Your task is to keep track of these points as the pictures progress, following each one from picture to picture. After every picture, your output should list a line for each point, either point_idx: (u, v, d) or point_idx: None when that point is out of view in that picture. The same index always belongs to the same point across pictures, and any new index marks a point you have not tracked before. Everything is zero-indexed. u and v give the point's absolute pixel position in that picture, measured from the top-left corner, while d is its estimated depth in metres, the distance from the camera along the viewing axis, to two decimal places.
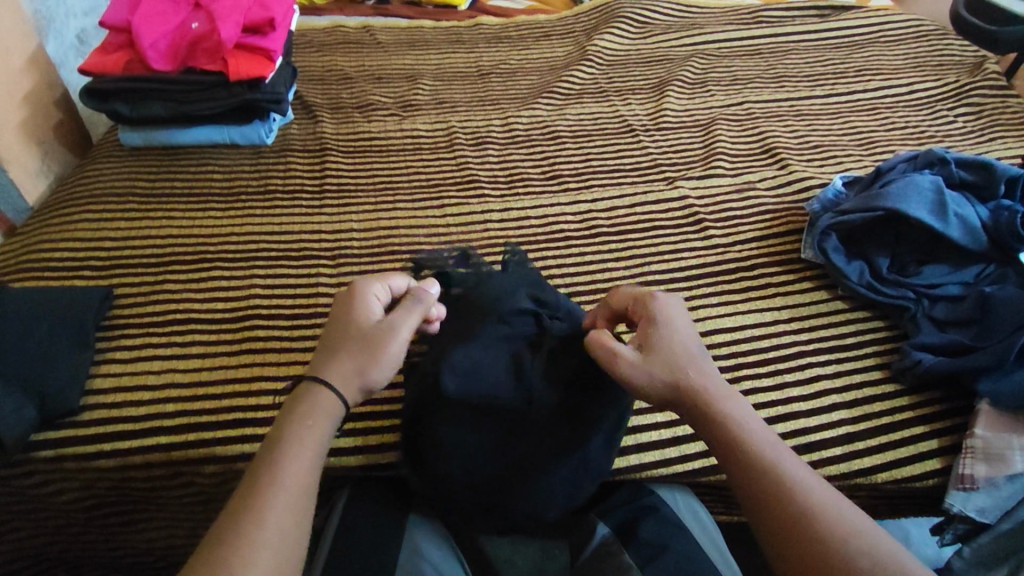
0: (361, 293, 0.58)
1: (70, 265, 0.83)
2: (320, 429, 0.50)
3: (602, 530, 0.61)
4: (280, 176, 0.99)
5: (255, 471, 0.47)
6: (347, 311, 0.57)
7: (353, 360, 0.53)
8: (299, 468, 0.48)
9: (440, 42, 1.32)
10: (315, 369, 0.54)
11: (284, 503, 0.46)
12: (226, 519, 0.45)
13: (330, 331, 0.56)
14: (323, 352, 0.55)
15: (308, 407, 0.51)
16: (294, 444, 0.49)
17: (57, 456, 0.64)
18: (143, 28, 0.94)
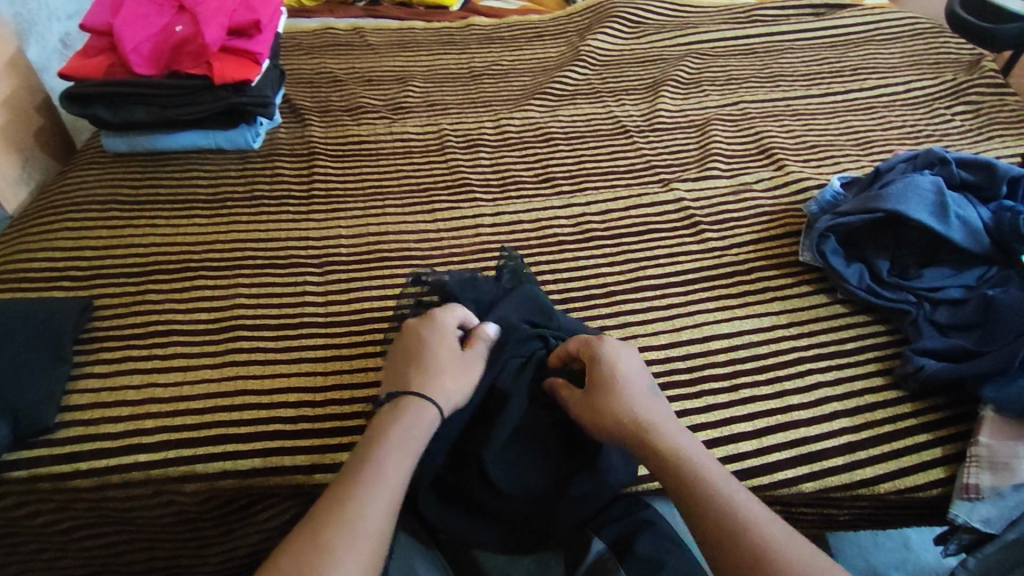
0: (444, 321, 0.63)
1: (50, 276, 0.81)
2: (421, 433, 0.53)
3: (597, 546, 0.59)
4: (267, 181, 0.97)
5: (356, 465, 0.50)
6: (434, 336, 0.61)
7: (454, 381, 0.58)
8: (399, 466, 0.50)
9: (431, 43, 1.30)
10: (417, 385, 0.57)
11: (383, 497, 0.48)
12: (326, 505, 0.47)
13: (419, 352, 0.60)
14: (419, 370, 0.58)
15: (414, 417, 0.54)
16: (392, 443, 0.51)
17: (32, 476, 0.61)
18: (125, 32, 0.92)
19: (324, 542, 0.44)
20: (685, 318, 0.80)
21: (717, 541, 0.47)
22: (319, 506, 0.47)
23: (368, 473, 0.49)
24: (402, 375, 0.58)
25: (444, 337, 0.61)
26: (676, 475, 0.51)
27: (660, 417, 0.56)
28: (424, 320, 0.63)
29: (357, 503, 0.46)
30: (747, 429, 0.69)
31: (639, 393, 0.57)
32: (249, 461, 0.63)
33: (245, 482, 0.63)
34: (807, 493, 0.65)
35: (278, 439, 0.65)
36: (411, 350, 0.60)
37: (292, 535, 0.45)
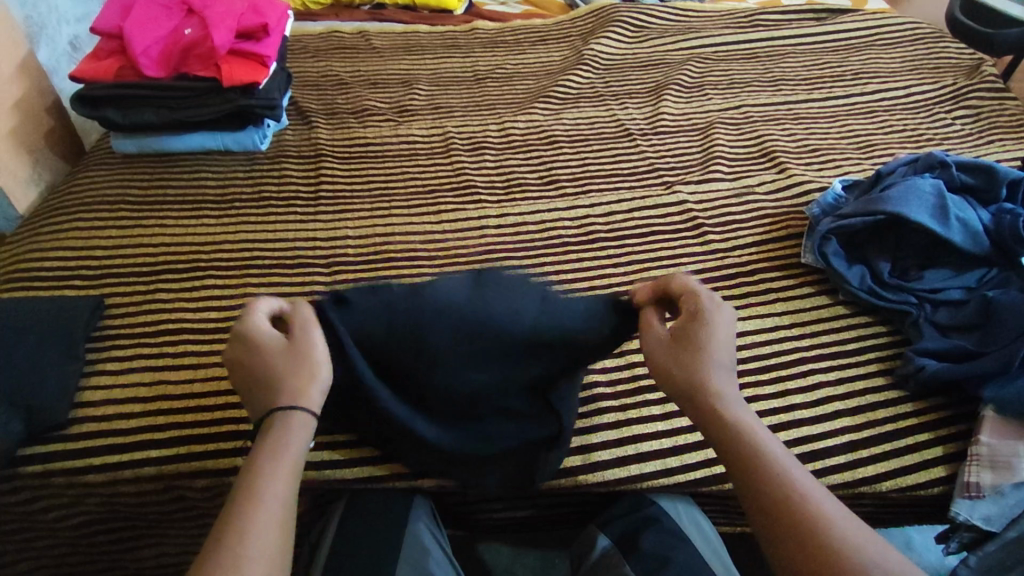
0: (248, 320, 0.54)
1: (61, 275, 0.82)
2: (294, 442, 0.49)
3: (603, 542, 0.62)
4: (275, 182, 0.98)
5: (234, 493, 0.46)
6: (248, 349, 0.53)
7: (293, 376, 0.51)
8: (278, 489, 0.46)
9: (435, 47, 1.31)
10: (264, 407, 0.51)
11: (269, 522, 0.44)
12: (211, 538, 0.43)
13: (247, 370, 0.53)
14: (257, 389, 0.52)
15: (276, 432, 0.49)
16: (269, 466, 0.47)
17: (45, 472, 0.62)
18: (135, 34, 0.93)
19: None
20: None
21: (777, 512, 0.46)
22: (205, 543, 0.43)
23: (249, 499, 0.45)
24: (249, 399, 0.52)
25: (257, 338, 0.53)
26: (745, 448, 0.48)
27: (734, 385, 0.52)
28: (231, 330, 0.55)
29: (239, 534, 0.43)
30: None
31: (723, 354, 0.53)
32: None
33: None
34: None
35: None
36: (240, 371, 0.53)
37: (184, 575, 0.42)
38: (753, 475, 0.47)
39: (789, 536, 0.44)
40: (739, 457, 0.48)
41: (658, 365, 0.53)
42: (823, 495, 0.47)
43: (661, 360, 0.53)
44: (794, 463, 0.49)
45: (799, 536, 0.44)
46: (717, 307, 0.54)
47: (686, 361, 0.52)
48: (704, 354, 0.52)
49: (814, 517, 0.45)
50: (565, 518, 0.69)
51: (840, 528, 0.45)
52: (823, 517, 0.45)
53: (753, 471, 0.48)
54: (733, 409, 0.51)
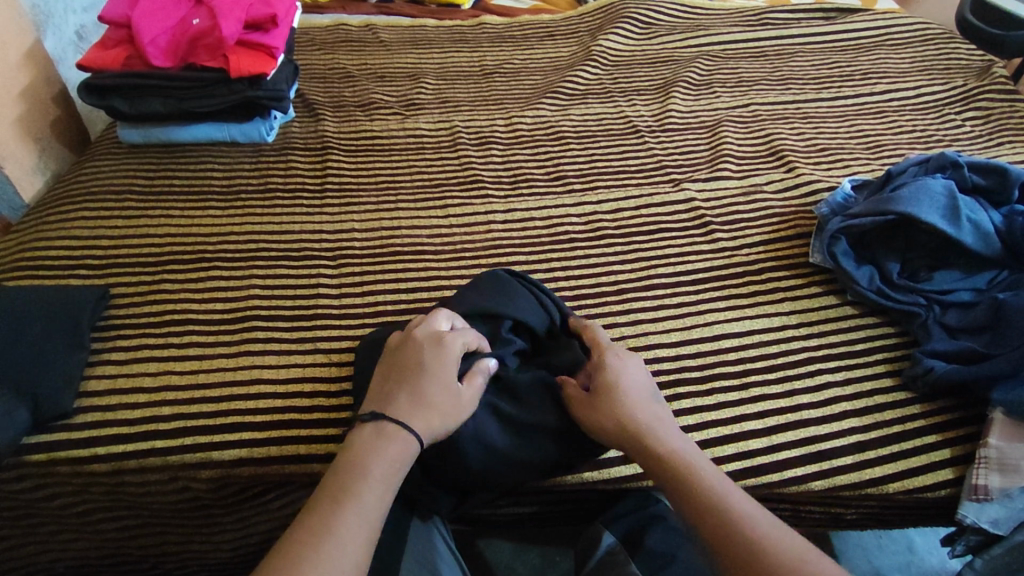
0: (446, 342, 0.59)
1: (67, 264, 0.82)
2: (399, 464, 0.52)
3: (609, 539, 0.61)
4: (281, 175, 0.97)
5: (336, 491, 0.49)
6: (436, 361, 0.57)
7: (440, 414, 0.55)
8: (376, 500, 0.49)
9: (443, 41, 1.31)
10: (399, 410, 0.54)
11: (362, 531, 0.48)
12: (307, 530, 0.47)
13: (412, 372, 0.56)
14: (407, 391, 0.55)
15: (391, 445, 0.52)
16: (373, 475, 0.50)
17: (50, 460, 0.62)
18: (143, 24, 0.93)
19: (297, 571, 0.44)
20: (696, 316, 0.80)
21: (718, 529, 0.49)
22: (301, 531, 0.47)
23: (351, 504, 0.48)
24: (388, 391, 0.56)
25: (443, 361, 0.57)
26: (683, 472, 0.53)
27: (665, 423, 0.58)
28: (426, 336, 0.59)
29: (337, 538, 0.46)
30: (757, 427, 0.69)
31: (640, 397, 0.58)
32: (264, 449, 0.64)
33: (259, 470, 0.63)
34: (816, 491, 0.66)
35: (293, 427, 0.65)
36: (410, 363, 0.57)
37: (272, 559, 0.46)
38: (694, 504, 0.51)
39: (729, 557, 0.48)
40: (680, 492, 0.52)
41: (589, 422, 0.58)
42: (760, 511, 0.51)
43: (591, 417, 0.58)
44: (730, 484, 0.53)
45: (739, 554, 0.48)
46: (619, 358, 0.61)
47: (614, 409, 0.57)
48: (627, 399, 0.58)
49: (751, 533, 0.49)
50: (569, 515, 0.69)
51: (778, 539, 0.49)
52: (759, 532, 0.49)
53: (693, 500, 0.51)
54: (667, 440, 0.56)
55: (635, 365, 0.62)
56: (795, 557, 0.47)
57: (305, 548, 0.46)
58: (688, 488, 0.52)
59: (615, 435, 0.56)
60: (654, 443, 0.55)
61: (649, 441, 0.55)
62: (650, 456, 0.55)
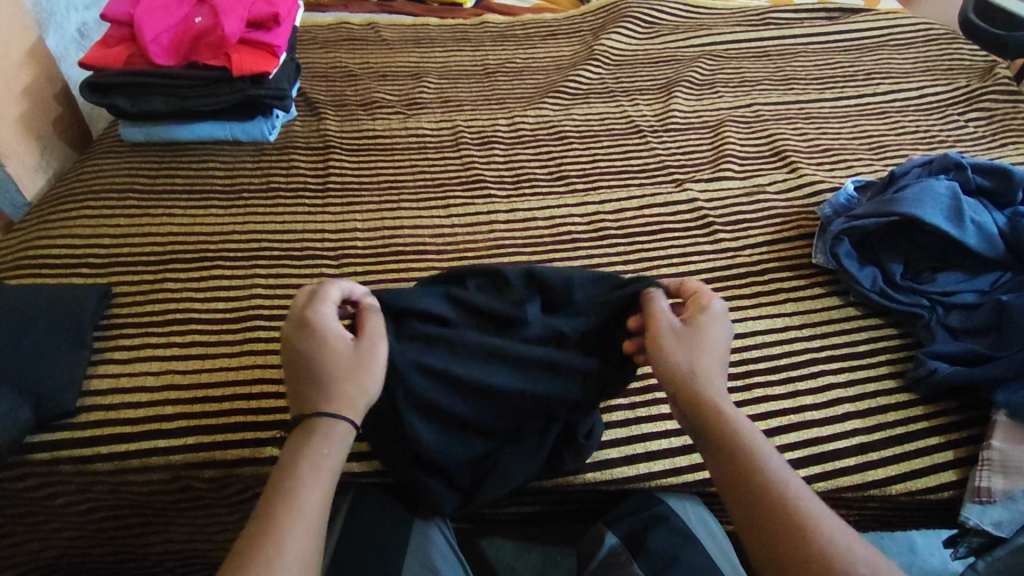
0: (318, 314, 0.54)
1: (68, 262, 0.82)
2: (335, 452, 0.49)
3: (611, 539, 0.61)
4: (283, 173, 0.97)
5: (271, 494, 0.47)
6: (312, 342, 0.53)
7: (354, 384, 0.51)
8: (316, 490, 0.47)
9: (445, 40, 1.31)
10: (313, 406, 0.51)
11: (305, 524, 0.45)
12: (246, 540, 0.44)
13: (306, 362, 0.52)
14: (310, 385, 0.51)
15: (319, 437, 0.49)
16: (313, 468, 0.48)
17: (53, 459, 0.62)
18: (145, 22, 0.93)
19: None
20: None
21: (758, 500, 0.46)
22: (240, 544, 0.44)
23: (287, 502, 0.46)
24: (296, 394, 0.52)
25: (326, 335, 0.53)
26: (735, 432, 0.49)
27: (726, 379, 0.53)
28: (296, 317, 0.55)
29: (275, 537, 0.43)
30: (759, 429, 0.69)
31: (722, 358, 0.53)
32: (267, 449, 0.64)
33: (262, 469, 0.63)
34: (818, 493, 0.66)
35: None
36: (295, 359, 0.53)
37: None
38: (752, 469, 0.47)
39: (768, 528, 0.45)
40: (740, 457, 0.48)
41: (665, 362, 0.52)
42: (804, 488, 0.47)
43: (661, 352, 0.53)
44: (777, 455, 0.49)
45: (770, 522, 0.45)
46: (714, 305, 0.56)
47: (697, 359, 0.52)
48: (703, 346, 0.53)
49: (806, 516, 0.45)
50: (572, 515, 0.69)
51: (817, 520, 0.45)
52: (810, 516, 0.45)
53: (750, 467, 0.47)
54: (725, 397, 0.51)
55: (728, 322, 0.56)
56: (837, 543, 0.43)
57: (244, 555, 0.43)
58: (742, 448, 0.48)
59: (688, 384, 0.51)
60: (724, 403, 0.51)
61: (721, 402, 0.51)
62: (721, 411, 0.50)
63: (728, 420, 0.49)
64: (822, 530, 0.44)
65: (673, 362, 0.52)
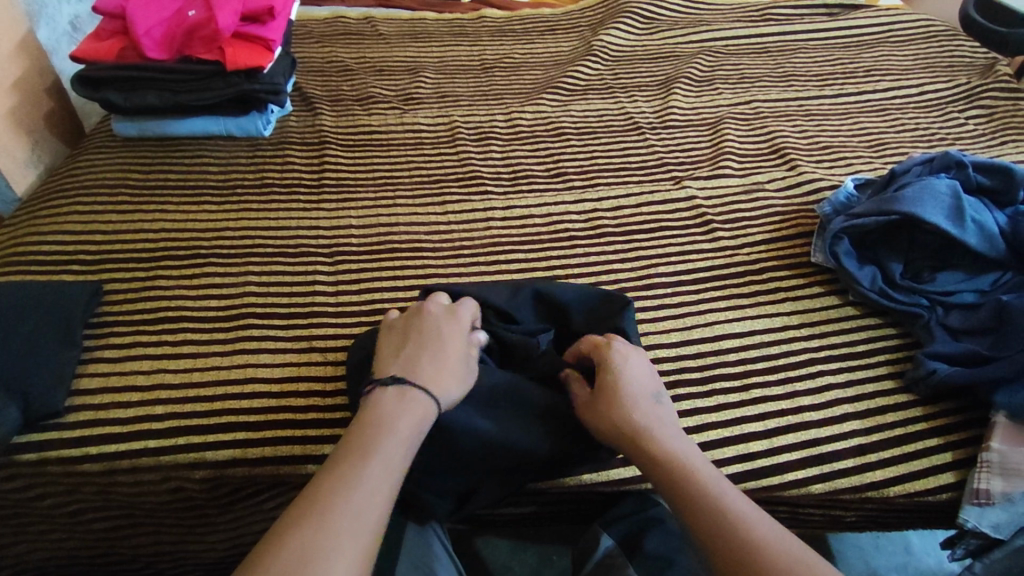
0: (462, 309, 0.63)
1: (59, 258, 0.81)
2: (422, 422, 0.52)
3: (607, 542, 0.61)
4: (278, 169, 0.96)
5: (359, 437, 0.50)
6: (447, 332, 0.60)
7: (459, 380, 0.57)
8: (400, 450, 0.49)
9: (442, 34, 1.29)
10: (423, 372, 0.55)
11: (383, 471, 0.48)
12: (332, 472, 0.47)
13: (436, 335, 0.59)
14: (431, 356, 0.57)
15: (417, 405, 0.53)
16: (398, 431, 0.51)
17: (42, 459, 0.61)
18: (138, 15, 0.92)
19: (318, 503, 0.45)
20: (696, 316, 0.79)
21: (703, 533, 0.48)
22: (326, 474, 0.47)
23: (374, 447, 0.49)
24: (407, 356, 0.57)
25: (462, 327, 0.61)
26: (674, 473, 0.52)
27: (660, 420, 0.56)
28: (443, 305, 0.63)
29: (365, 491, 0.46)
30: (757, 429, 0.68)
31: (636, 394, 0.57)
32: (258, 450, 0.63)
33: (254, 470, 0.63)
34: (816, 494, 0.65)
35: (288, 428, 0.65)
36: (422, 335, 0.59)
37: (292, 524, 0.43)
38: (689, 507, 0.50)
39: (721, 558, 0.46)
40: (678, 498, 0.51)
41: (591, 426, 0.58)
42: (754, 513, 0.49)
43: (592, 417, 0.58)
44: (725, 484, 0.52)
45: (719, 550, 0.47)
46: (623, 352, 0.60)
47: (610, 411, 0.56)
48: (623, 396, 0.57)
49: (749, 539, 0.47)
50: (567, 515, 0.68)
51: (764, 541, 0.46)
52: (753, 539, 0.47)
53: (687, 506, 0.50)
54: (658, 440, 0.54)
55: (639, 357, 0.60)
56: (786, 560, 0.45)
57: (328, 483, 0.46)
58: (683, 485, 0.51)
59: (614, 437, 0.56)
60: (651, 446, 0.54)
61: (647, 444, 0.54)
62: (648, 458, 0.54)
63: (654, 461, 0.53)
64: (760, 547, 0.46)
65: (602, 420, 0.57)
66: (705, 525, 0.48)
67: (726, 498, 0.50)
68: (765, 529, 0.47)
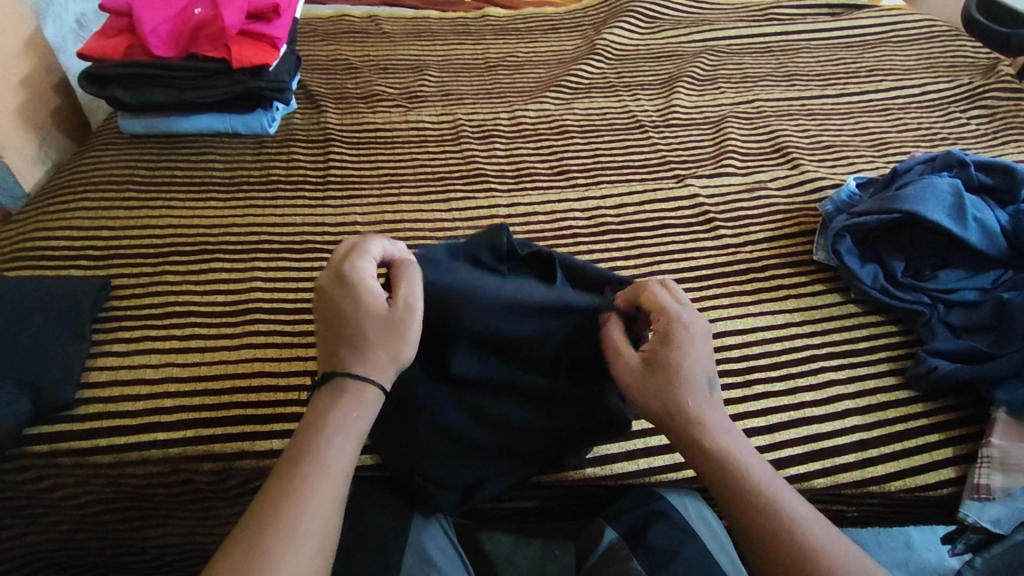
0: (356, 271, 0.54)
1: (67, 253, 0.82)
2: (362, 414, 0.50)
3: (612, 534, 0.62)
4: (283, 165, 0.97)
5: (299, 444, 0.49)
6: (348, 301, 0.52)
7: (384, 348, 0.52)
8: (339, 456, 0.49)
9: (446, 33, 1.30)
10: (344, 365, 0.52)
11: (328, 475, 0.47)
12: (277, 480, 0.47)
13: (339, 308, 0.53)
14: (345, 343, 0.52)
15: (349, 400, 0.50)
16: (336, 434, 0.49)
17: (52, 451, 0.62)
18: (145, 14, 0.93)
19: (264, 514, 0.45)
20: (699, 313, 0.80)
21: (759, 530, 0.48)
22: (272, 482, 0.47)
23: (314, 454, 0.48)
24: (327, 349, 0.53)
25: (363, 293, 0.53)
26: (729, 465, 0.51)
27: (714, 406, 0.54)
28: (334, 273, 0.54)
29: (297, 502, 0.45)
30: (761, 425, 0.69)
31: (698, 376, 0.54)
32: (266, 443, 0.64)
33: (262, 463, 0.63)
34: (818, 489, 0.66)
35: (296, 421, 0.65)
36: (328, 313, 0.53)
37: (226, 544, 0.44)
38: (744, 501, 0.49)
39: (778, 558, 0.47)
40: (731, 496, 0.50)
41: (638, 401, 0.54)
42: (804, 511, 0.49)
43: (641, 394, 0.54)
44: (775, 480, 0.51)
45: (775, 548, 0.47)
46: (690, 327, 0.55)
47: (668, 393, 0.53)
48: (684, 378, 0.53)
49: (805, 540, 0.47)
50: (572, 510, 0.70)
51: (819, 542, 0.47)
52: (812, 546, 0.47)
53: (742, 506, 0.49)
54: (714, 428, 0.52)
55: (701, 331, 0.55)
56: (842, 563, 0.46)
57: (275, 492, 0.46)
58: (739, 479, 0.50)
59: (667, 418, 0.53)
60: (708, 437, 0.52)
61: (702, 431, 0.52)
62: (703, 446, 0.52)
63: (708, 449, 0.52)
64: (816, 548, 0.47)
65: (656, 400, 0.53)
66: (761, 524, 0.48)
67: (777, 492, 0.50)
68: (818, 534, 0.48)
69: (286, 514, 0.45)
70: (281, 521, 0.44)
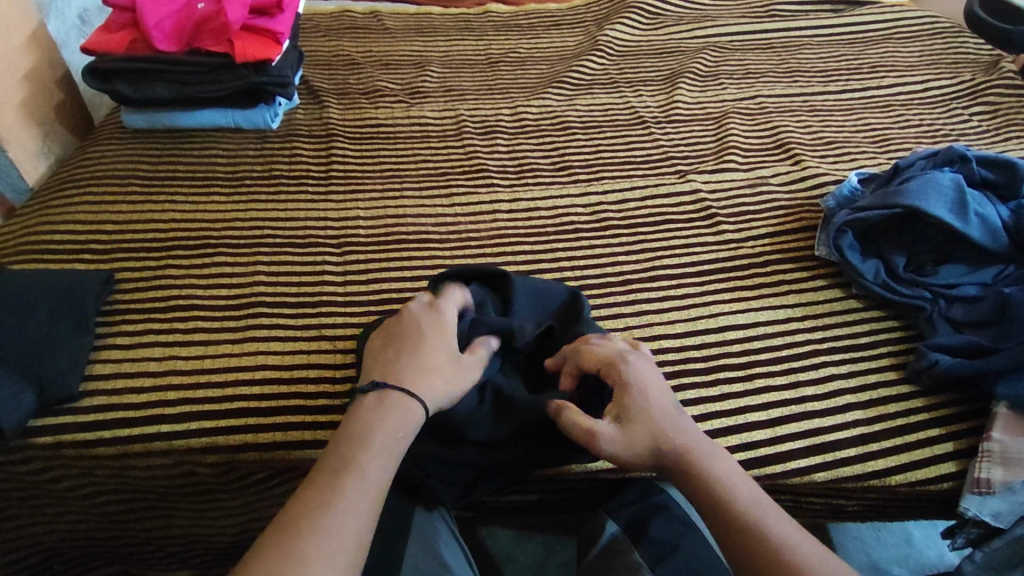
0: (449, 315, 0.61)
1: (71, 246, 0.82)
2: (403, 432, 0.53)
3: (612, 528, 0.62)
4: (286, 161, 0.97)
5: (340, 452, 0.51)
6: (433, 334, 0.59)
7: (445, 382, 0.56)
8: (377, 470, 0.50)
9: (449, 29, 1.30)
10: (401, 380, 0.55)
11: (364, 487, 0.49)
12: (314, 485, 0.49)
13: (421, 335, 0.59)
14: (410, 363, 0.57)
15: (394, 420, 0.53)
16: (374, 446, 0.51)
17: (56, 443, 0.63)
18: (148, 8, 0.93)
19: (300, 517, 0.47)
20: (700, 308, 0.80)
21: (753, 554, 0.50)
22: (310, 486, 0.49)
23: (353, 465, 0.50)
24: (389, 363, 0.57)
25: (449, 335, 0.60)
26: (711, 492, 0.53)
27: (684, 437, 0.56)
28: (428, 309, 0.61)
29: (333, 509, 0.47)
30: (762, 419, 0.69)
31: (662, 413, 0.56)
32: (268, 435, 0.64)
33: (265, 455, 0.64)
34: (818, 483, 0.66)
35: (298, 413, 0.66)
36: (407, 338, 0.59)
37: (261, 540, 0.46)
38: (733, 526, 0.52)
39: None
40: (718, 519, 0.52)
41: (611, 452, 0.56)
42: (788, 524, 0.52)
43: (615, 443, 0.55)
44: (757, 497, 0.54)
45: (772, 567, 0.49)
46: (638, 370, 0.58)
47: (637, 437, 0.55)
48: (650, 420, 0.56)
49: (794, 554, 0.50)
50: (571, 502, 0.69)
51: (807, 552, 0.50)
52: (800, 557, 0.50)
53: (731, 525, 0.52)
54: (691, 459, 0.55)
55: (648, 366, 0.60)
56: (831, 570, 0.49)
57: (311, 496, 0.48)
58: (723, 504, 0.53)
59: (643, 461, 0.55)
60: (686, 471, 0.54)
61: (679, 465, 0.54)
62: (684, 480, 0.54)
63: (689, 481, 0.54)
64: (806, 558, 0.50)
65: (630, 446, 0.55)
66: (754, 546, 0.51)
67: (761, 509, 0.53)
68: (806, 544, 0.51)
69: (321, 520, 0.47)
70: (315, 526, 0.46)
